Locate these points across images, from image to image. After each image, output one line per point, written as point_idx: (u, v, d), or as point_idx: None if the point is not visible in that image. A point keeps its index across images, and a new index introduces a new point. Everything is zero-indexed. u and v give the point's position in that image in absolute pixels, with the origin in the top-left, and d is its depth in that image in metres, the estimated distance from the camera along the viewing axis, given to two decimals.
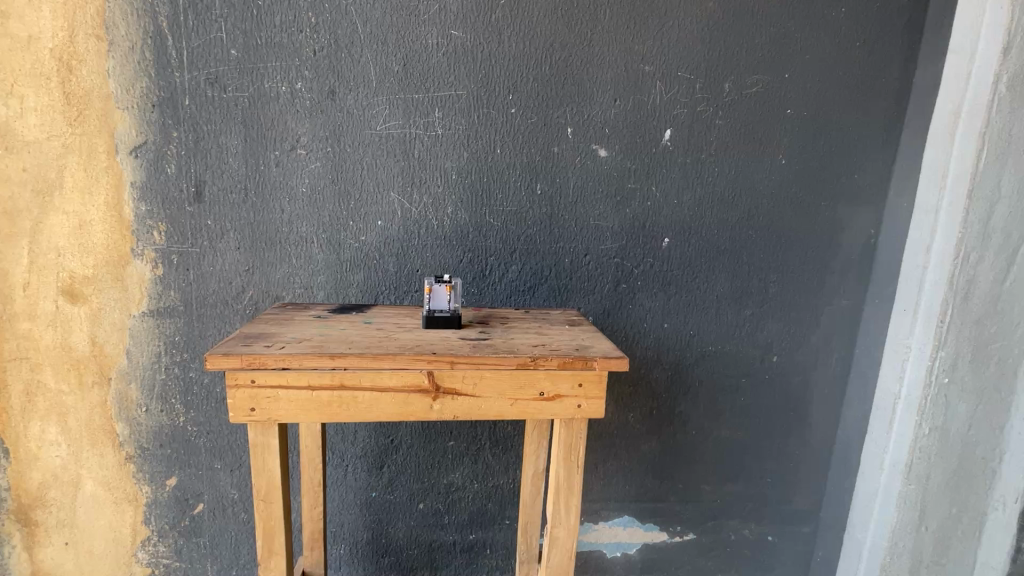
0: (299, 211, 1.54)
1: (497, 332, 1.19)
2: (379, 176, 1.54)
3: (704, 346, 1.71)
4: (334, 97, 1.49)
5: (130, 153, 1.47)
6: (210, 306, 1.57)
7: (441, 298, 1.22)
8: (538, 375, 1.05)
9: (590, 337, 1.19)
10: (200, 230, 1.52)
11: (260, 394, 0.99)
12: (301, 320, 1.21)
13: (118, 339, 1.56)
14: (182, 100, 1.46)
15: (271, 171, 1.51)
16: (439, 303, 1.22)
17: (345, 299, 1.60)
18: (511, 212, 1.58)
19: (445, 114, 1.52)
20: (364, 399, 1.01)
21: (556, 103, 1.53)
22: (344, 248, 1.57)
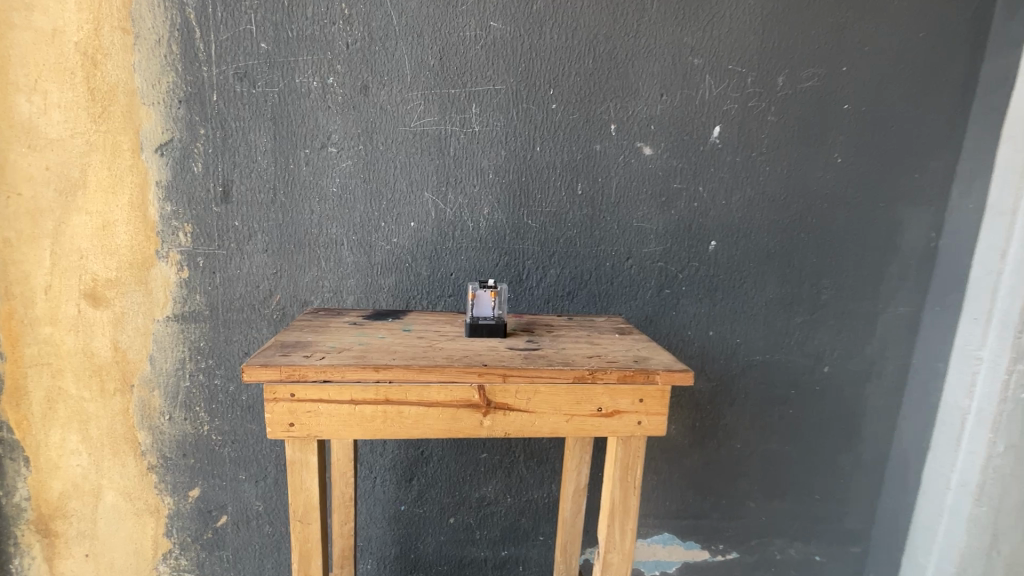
0: (329, 212, 1.47)
1: (546, 342, 1.12)
2: (412, 175, 1.47)
3: (752, 355, 1.62)
4: (368, 92, 1.42)
5: (155, 151, 1.41)
6: (236, 311, 1.51)
7: (485, 305, 1.15)
8: (596, 389, 0.97)
9: (646, 348, 1.11)
10: (227, 231, 1.46)
11: (299, 408, 0.91)
12: (337, 328, 1.14)
13: (141, 344, 1.50)
14: (209, 96, 1.40)
15: (301, 170, 1.45)
16: (483, 309, 1.14)
17: (376, 304, 1.53)
18: (550, 213, 1.51)
19: (482, 110, 1.44)
20: (410, 414, 0.94)
21: (599, 98, 1.46)
22: (376, 250, 1.50)
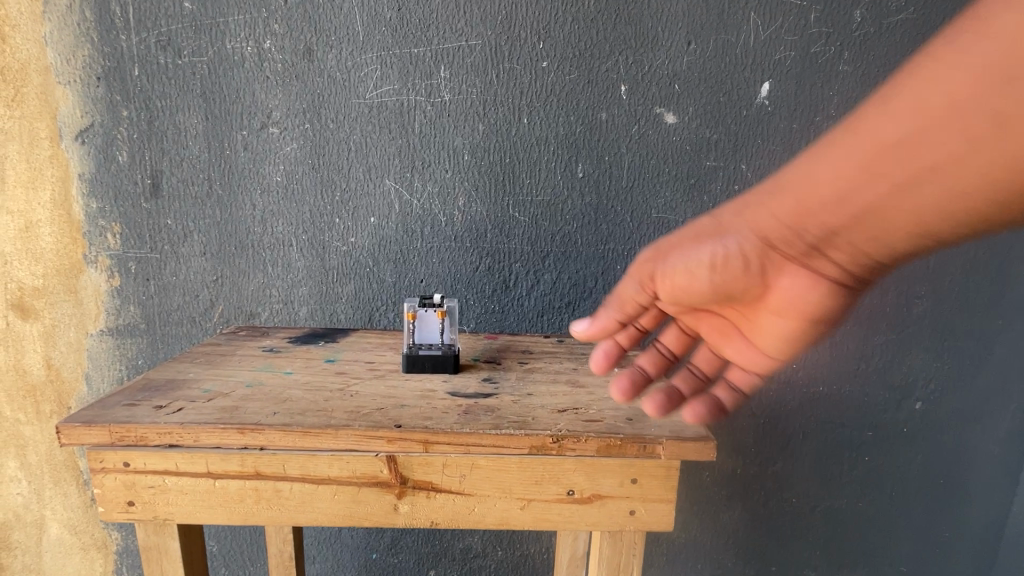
0: (273, 207, 1.22)
1: (510, 383, 0.80)
2: (370, 159, 1.18)
3: (813, 385, 1.23)
4: (312, 56, 1.15)
5: (75, 138, 1.20)
6: (175, 324, 1.29)
7: (430, 329, 0.85)
8: (565, 464, 0.66)
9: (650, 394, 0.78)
10: (160, 231, 1.24)
11: (139, 482, 0.65)
12: (241, 357, 0.88)
13: (75, 362, 1.32)
14: (131, 70, 1.17)
15: (238, 156, 1.20)
16: (428, 335, 0.85)
17: (333, 317, 1.27)
18: (543, 203, 1.18)
19: (453, 73, 1.13)
20: (293, 494, 0.66)
21: (605, 49, 1.11)
22: (330, 252, 1.23)
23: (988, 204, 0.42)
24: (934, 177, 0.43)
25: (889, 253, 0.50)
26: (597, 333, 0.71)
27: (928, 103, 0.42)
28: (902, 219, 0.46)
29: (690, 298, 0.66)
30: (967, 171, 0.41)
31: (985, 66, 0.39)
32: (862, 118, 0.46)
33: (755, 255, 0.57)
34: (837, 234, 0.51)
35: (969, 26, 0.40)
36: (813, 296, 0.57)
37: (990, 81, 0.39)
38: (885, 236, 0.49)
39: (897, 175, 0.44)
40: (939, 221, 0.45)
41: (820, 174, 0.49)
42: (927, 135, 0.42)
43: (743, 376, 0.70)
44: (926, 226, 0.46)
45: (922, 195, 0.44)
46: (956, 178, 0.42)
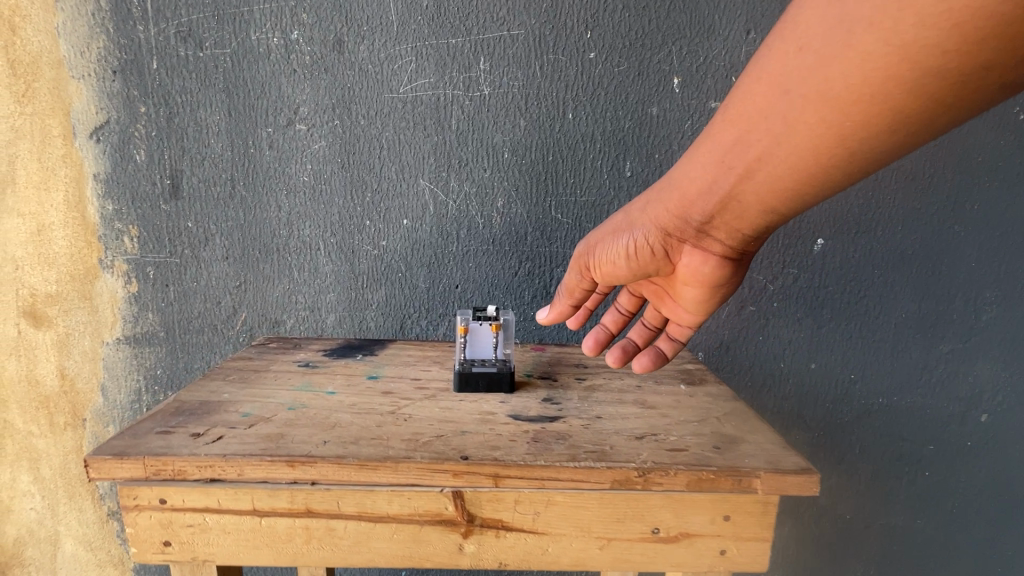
0: (300, 208, 1.15)
1: (574, 404, 0.73)
2: (403, 157, 1.11)
3: (872, 396, 1.16)
4: (342, 48, 1.07)
5: (89, 136, 1.14)
6: (196, 332, 1.22)
7: (485, 343, 0.80)
8: (650, 499, 0.59)
9: (730, 416, 0.71)
10: (180, 234, 1.17)
11: (176, 520, 0.59)
12: (277, 374, 0.81)
13: (91, 372, 1.25)
14: (149, 64, 1.10)
15: (263, 154, 1.13)
16: (482, 350, 0.80)
17: (363, 325, 1.20)
18: (588, 204, 1.11)
19: (493, 65, 1.06)
20: (348, 533, 0.59)
21: (657, 40, 1.04)
22: (360, 256, 1.17)
23: (807, 184, 0.54)
24: (762, 170, 0.55)
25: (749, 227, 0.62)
26: (556, 317, 0.84)
27: (745, 114, 0.53)
28: (748, 200, 0.58)
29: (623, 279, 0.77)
30: (782, 162, 0.53)
31: (773, 84, 0.50)
32: (712, 127, 0.58)
33: (657, 242, 0.70)
34: (708, 218, 0.63)
35: (762, 54, 0.51)
36: (709, 266, 0.70)
37: (773, 96, 0.50)
38: (741, 215, 0.61)
39: (734, 170, 0.56)
40: (778, 200, 0.57)
41: (688, 172, 0.62)
42: (750, 138, 0.54)
43: (679, 330, 0.80)
44: (768, 203, 0.58)
45: (755, 183, 0.56)
46: (776, 168, 0.54)
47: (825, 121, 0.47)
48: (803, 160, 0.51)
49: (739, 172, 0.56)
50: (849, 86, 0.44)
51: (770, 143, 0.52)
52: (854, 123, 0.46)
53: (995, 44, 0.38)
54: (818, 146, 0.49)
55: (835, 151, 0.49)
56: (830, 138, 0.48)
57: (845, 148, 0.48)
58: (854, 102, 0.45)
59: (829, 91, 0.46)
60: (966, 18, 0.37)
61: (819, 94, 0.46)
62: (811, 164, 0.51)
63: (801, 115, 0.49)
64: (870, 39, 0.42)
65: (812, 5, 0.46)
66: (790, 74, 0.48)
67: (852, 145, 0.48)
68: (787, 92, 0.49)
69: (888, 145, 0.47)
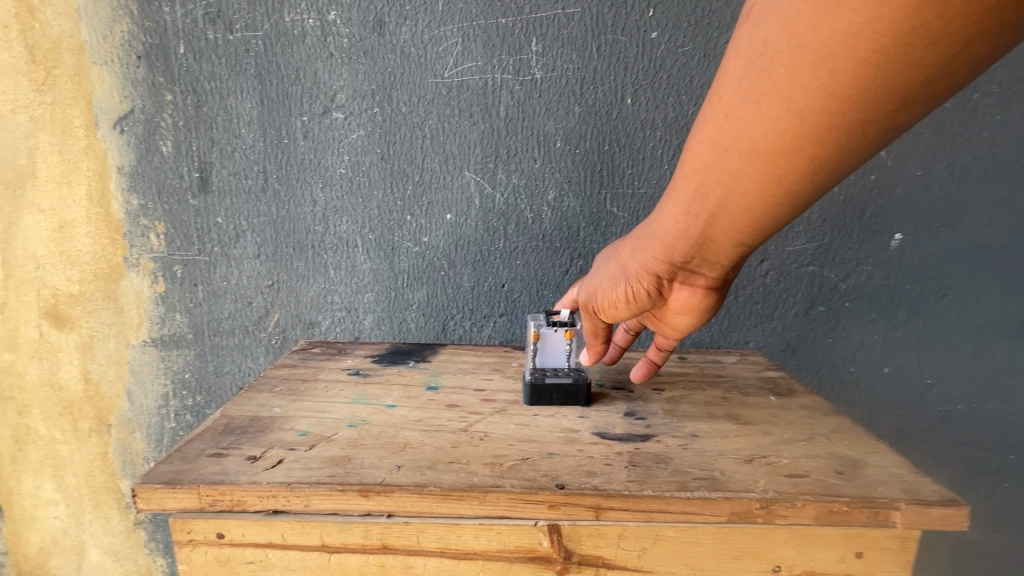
0: (336, 203, 1.08)
1: (661, 420, 0.66)
2: (447, 147, 1.04)
3: (950, 403, 1.08)
4: (382, 29, 0.99)
5: (113, 127, 1.07)
6: (226, 335, 1.16)
7: (555, 352, 0.73)
8: (770, 534, 0.52)
9: (839, 435, 0.64)
10: (209, 231, 1.11)
11: (236, 556, 0.53)
12: (328, 385, 0.74)
13: (116, 376, 1.19)
14: (175, 49, 1.03)
15: (297, 145, 1.06)
16: (552, 360, 0.73)
17: (403, 327, 1.13)
18: (647, 197, 1.03)
19: (546, 46, 0.98)
20: (429, 570, 0.53)
21: (726, 17, 0.95)
22: (400, 254, 1.09)
23: (769, 222, 0.52)
24: (725, 216, 0.53)
25: (722, 265, 0.60)
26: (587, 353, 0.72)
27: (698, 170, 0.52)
28: (715, 243, 0.56)
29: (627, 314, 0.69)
30: (742, 208, 0.51)
31: (714, 141, 0.49)
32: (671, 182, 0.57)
33: (652, 288, 0.64)
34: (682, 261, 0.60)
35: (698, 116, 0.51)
36: (696, 306, 0.65)
37: (716, 152, 0.49)
38: (709, 257, 0.58)
39: (697, 218, 0.55)
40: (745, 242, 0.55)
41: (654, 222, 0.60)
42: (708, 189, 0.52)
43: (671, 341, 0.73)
44: (738, 244, 0.56)
45: (720, 228, 0.55)
46: (739, 213, 0.52)
47: (769, 170, 0.47)
48: (761, 203, 0.50)
49: (703, 219, 0.55)
50: (773, 143, 0.45)
51: (728, 192, 0.51)
52: (795, 167, 0.46)
53: (873, 102, 0.40)
54: (772, 190, 0.49)
55: (789, 193, 0.48)
56: (776, 182, 0.48)
57: (793, 191, 0.48)
58: (786, 154, 0.45)
59: (763, 146, 0.46)
60: (837, 89, 0.40)
61: (753, 150, 0.47)
62: (764, 207, 0.51)
63: (746, 167, 0.48)
64: (775, 103, 0.43)
65: (728, 75, 0.47)
66: (725, 134, 0.48)
67: (800, 185, 0.48)
68: (727, 152, 0.49)
69: (833, 177, 0.47)
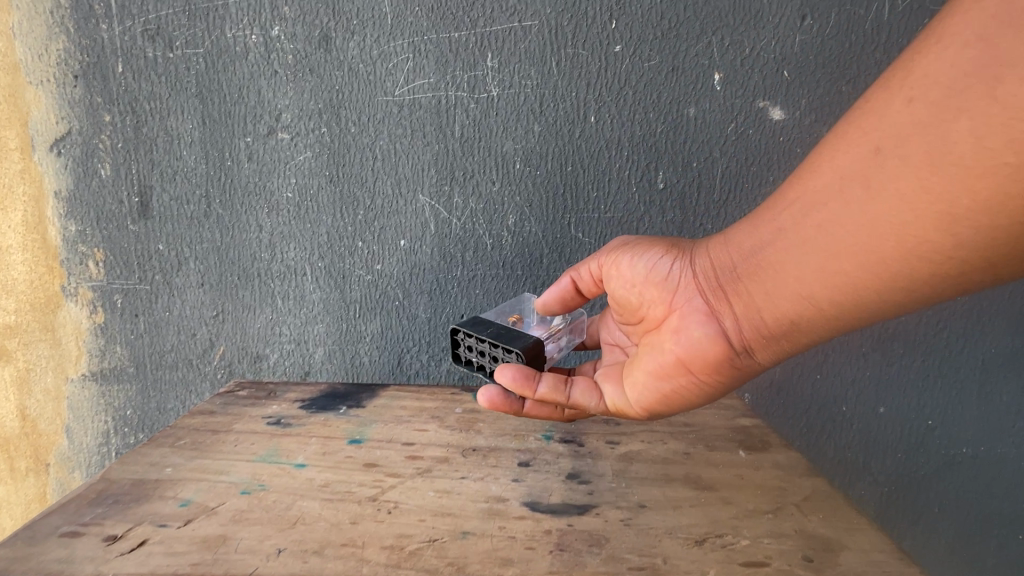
0: (283, 229, 1.01)
1: (606, 484, 0.57)
2: (400, 169, 0.97)
3: (955, 446, 0.97)
4: (329, 45, 0.93)
5: (49, 149, 1.01)
6: (169, 368, 1.09)
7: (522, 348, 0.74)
8: None
9: (811, 505, 0.55)
10: (151, 258, 1.04)
11: None
12: (241, 435, 0.67)
13: (54, 412, 1.12)
14: (113, 67, 0.97)
15: (241, 168, 0.99)
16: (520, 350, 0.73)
17: (356, 359, 1.05)
18: (614, 222, 0.96)
19: (502, 62, 0.91)
20: None
21: (695, 28, 0.88)
22: (351, 283, 1.02)
23: (837, 286, 0.50)
24: (806, 247, 0.51)
25: (763, 314, 0.56)
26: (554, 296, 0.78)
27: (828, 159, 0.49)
28: (777, 282, 0.54)
29: (621, 304, 0.72)
30: (829, 243, 0.49)
31: (834, 151, 0.49)
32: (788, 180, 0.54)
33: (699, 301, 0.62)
34: (732, 289, 0.59)
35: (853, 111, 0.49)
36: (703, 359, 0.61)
37: (836, 161, 0.48)
38: (775, 283, 0.54)
39: (777, 237, 0.54)
40: (804, 302, 0.53)
41: (731, 235, 0.60)
42: (805, 205, 0.51)
43: (589, 395, 0.66)
44: (799, 304, 0.53)
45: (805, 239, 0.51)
46: (818, 248, 0.50)
47: (872, 202, 0.46)
48: (841, 245, 0.48)
49: (790, 220, 0.52)
50: (895, 173, 0.44)
51: (825, 213, 0.49)
52: (896, 220, 0.44)
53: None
54: (861, 232, 0.47)
55: (873, 250, 0.46)
56: (870, 223, 0.46)
57: (879, 252, 0.46)
58: (899, 194, 0.44)
59: (880, 174, 0.45)
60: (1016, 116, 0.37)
61: (873, 172, 0.45)
62: (854, 230, 0.47)
63: (852, 190, 0.47)
64: (926, 134, 0.42)
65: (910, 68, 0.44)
66: (872, 125, 0.46)
67: (885, 248, 0.46)
68: (845, 165, 0.47)
69: (902, 246, 0.45)
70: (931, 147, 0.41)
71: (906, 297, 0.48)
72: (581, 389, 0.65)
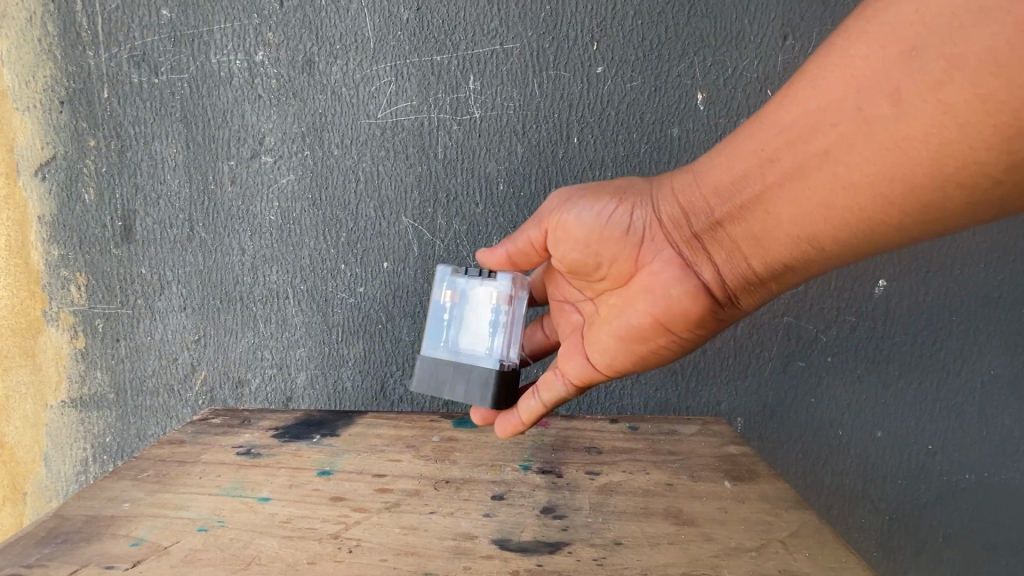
0: (265, 251, 1.00)
1: (582, 519, 0.55)
2: (383, 191, 0.96)
3: (957, 471, 0.94)
4: (313, 69, 0.94)
5: (34, 174, 1.01)
6: (149, 394, 1.07)
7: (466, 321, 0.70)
8: None
9: (796, 542, 0.52)
10: (132, 282, 1.03)
11: None
12: (205, 466, 0.64)
13: (31, 440, 1.10)
14: (98, 92, 0.98)
15: (224, 191, 0.99)
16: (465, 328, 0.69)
17: (338, 384, 1.03)
18: None
19: (485, 84, 0.91)
20: None
21: (676, 49, 0.88)
22: (334, 306, 1.00)
23: (845, 218, 0.47)
24: (815, 176, 0.47)
25: (754, 262, 0.56)
26: (491, 260, 0.70)
27: (848, 66, 0.44)
28: (773, 219, 0.52)
29: (570, 263, 0.66)
30: (844, 170, 0.45)
31: (843, 60, 0.44)
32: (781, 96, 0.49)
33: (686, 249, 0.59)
34: (719, 236, 0.57)
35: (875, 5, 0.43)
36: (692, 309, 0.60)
37: (853, 70, 0.44)
38: (770, 224, 0.53)
39: (774, 166, 0.50)
40: (805, 239, 0.51)
41: (710, 169, 0.56)
42: (808, 127, 0.47)
43: (551, 382, 0.66)
44: (791, 246, 0.52)
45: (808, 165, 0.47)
46: (827, 179, 0.47)
47: (904, 117, 0.41)
48: (853, 173, 0.45)
49: (793, 142, 0.48)
50: (937, 77, 0.39)
51: (837, 134, 0.45)
52: (932, 137, 0.40)
53: None
54: (880, 155, 0.43)
55: (893, 176, 0.43)
56: (891, 147, 0.42)
57: (903, 179, 0.43)
58: (944, 105, 0.39)
59: (915, 81, 0.40)
60: None
61: (903, 81, 0.41)
62: (870, 155, 0.44)
63: (878, 104, 0.42)
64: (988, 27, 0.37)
65: None
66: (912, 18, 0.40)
67: (911, 172, 0.42)
68: (865, 73, 0.43)
69: (923, 172, 0.42)
70: (994, 45, 0.36)
71: (918, 227, 0.45)
72: (543, 382, 0.66)
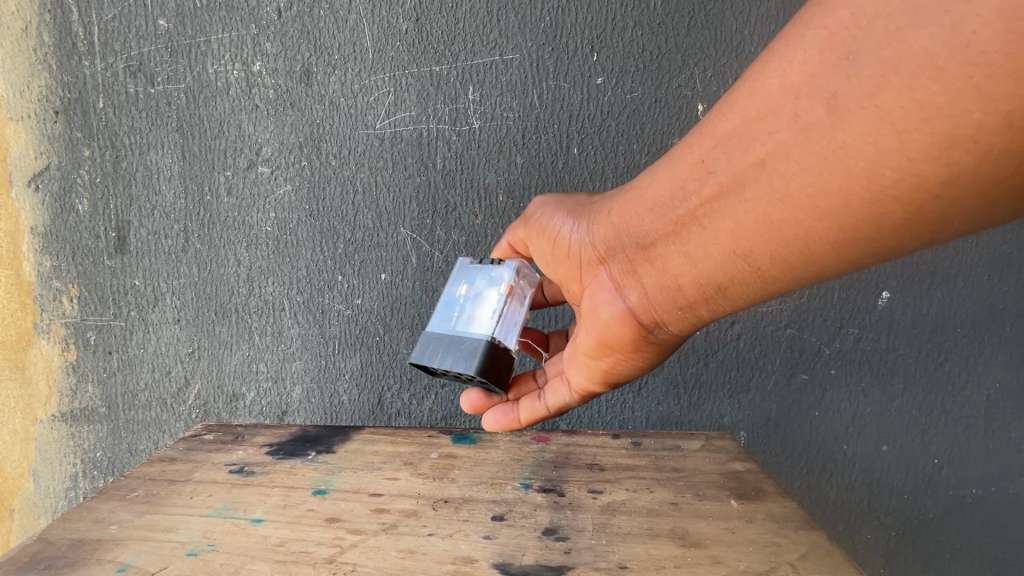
0: (261, 263, 0.99)
1: (585, 542, 0.53)
2: (381, 202, 0.95)
3: (964, 486, 0.92)
4: (310, 79, 0.93)
5: (27, 185, 0.99)
6: (142, 408, 1.05)
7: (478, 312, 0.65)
8: None
9: (807, 565, 0.50)
10: (127, 293, 1.02)
11: None
12: (196, 484, 0.63)
13: (21, 455, 1.07)
14: (94, 102, 0.97)
15: (220, 202, 0.98)
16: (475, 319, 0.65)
17: (335, 397, 1.01)
18: None
19: (484, 95, 0.91)
20: None
21: (676, 60, 0.88)
22: (330, 317, 0.99)
23: (784, 234, 0.42)
24: (748, 188, 0.43)
25: (688, 280, 0.50)
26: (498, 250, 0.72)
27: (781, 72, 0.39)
28: (707, 236, 0.47)
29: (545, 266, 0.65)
30: (779, 183, 0.41)
31: (775, 62, 0.40)
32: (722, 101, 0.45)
33: (622, 263, 0.54)
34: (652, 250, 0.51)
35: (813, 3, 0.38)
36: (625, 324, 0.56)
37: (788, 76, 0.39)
38: (701, 237, 0.47)
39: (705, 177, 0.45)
40: (739, 253, 0.46)
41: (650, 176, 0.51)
42: (743, 135, 0.42)
43: (557, 388, 0.62)
44: (722, 265, 0.47)
45: (739, 177, 0.43)
46: (760, 193, 0.42)
47: (839, 125, 0.37)
48: (788, 186, 0.40)
49: (725, 151, 0.43)
50: (875, 84, 0.35)
51: (773, 143, 0.40)
52: (867, 147, 0.36)
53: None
54: (816, 168, 0.39)
55: (829, 188, 0.38)
56: (824, 157, 0.38)
57: (839, 192, 0.38)
58: (882, 112, 0.34)
59: (853, 89, 0.36)
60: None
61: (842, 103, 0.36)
62: (806, 165, 0.39)
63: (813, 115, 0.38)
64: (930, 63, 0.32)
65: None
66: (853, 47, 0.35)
67: (847, 185, 0.38)
68: (802, 79, 0.38)
69: (862, 183, 0.37)
70: (935, 49, 0.32)
71: (861, 247, 0.40)
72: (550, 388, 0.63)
